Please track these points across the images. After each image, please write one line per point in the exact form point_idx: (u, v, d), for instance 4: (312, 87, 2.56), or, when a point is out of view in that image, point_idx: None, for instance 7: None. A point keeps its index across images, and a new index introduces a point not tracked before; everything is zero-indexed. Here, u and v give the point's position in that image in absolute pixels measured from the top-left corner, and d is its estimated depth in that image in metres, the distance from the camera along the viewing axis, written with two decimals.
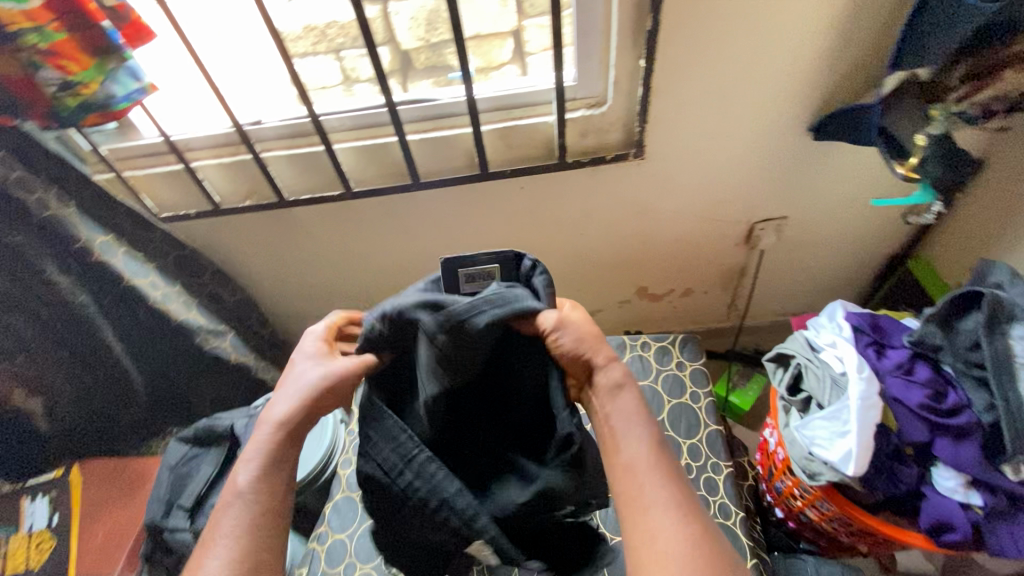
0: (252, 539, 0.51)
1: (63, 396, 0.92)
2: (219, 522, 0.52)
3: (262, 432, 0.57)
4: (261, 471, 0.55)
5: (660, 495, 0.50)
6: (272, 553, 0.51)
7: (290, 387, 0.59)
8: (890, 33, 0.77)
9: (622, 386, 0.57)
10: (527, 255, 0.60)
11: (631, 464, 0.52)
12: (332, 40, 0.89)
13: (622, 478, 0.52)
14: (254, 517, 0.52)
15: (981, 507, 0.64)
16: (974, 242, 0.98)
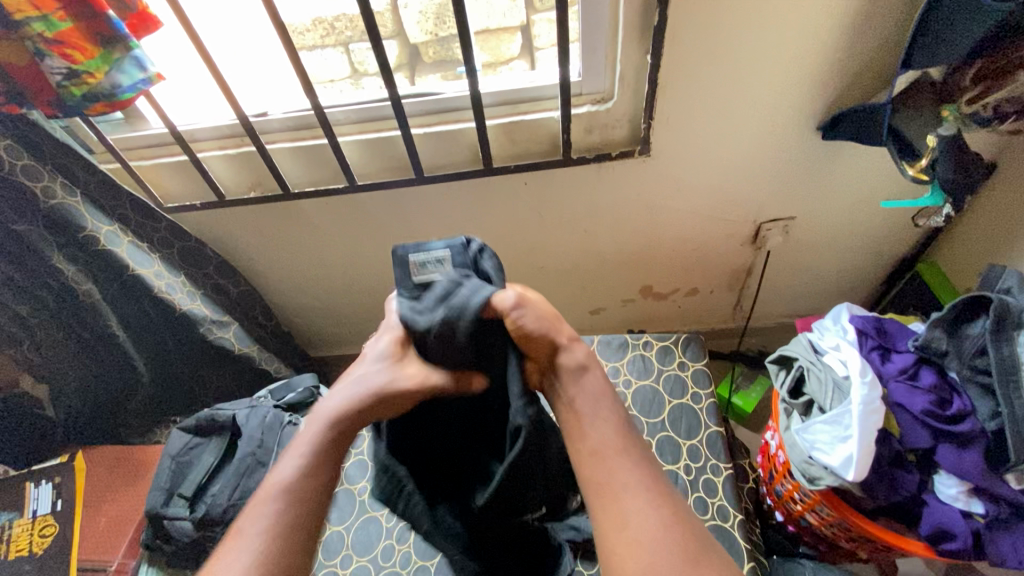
0: (276, 541, 0.52)
1: (66, 382, 0.99)
2: (254, 511, 0.54)
3: (314, 428, 0.59)
4: (305, 469, 0.56)
5: (630, 477, 0.54)
6: (305, 555, 0.53)
7: (356, 387, 0.62)
8: (903, 31, 0.75)
9: (586, 368, 0.62)
10: (474, 240, 0.68)
11: (598, 449, 0.56)
12: (341, 33, 0.95)
13: (589, 464, 0.56)
14: (292, 518, 0.53)
15: (982, 516, 0.63)
16: (987, 246, 0.96)
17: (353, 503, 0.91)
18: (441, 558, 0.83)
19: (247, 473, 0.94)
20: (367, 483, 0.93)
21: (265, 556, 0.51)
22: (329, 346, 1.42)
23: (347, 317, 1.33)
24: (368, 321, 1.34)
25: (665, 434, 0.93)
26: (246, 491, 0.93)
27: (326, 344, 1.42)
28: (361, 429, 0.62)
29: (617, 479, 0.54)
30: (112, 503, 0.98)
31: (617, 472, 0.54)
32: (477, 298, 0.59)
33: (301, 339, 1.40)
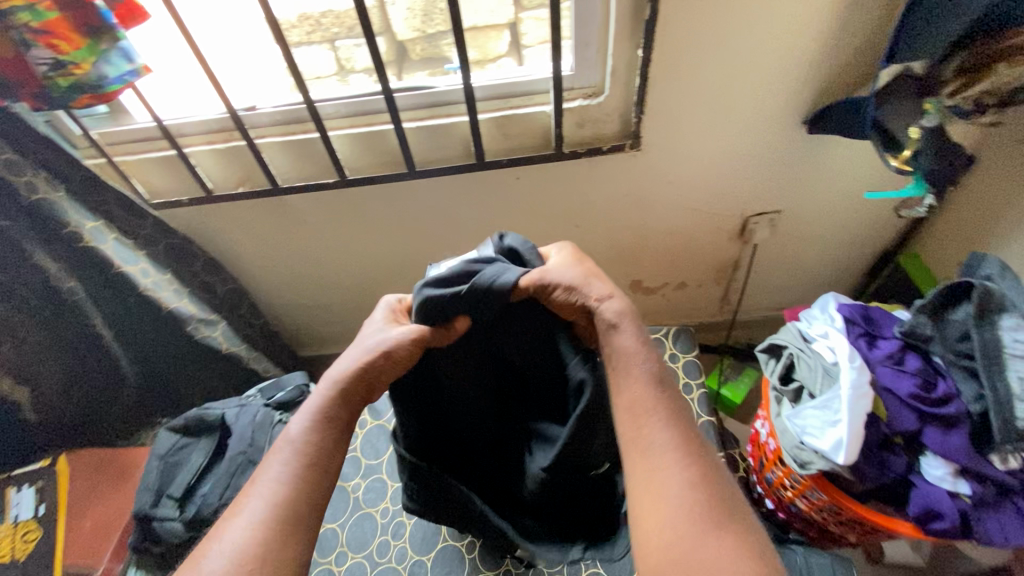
0: (289, 489, 0.55)
1: (48, 386, 0.96)
2: (267, 467, 0.57)
3: (320, 391, 0.61)
4: (314, 427, 0.59)
5: (662, 438, 0.54)
6: (309, 505, 0.55)
7: (356, 352, 0.63)
8: (886, 26, 0.77)
9: (617, 324, 0.60)
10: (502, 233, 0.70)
11: (634, 404, 0.57)
12: (326, 30, 0.95)
13: (625, 420, 0.57)
14: (299, 466, 0.57)
15: (969, 496, 0.65)
16: (965, 236, 0.99)
17: (346, 500, 0.90)
18: (437, 553, 0.83)
19: (239, 472, 0.93)
20: (360, 480, 0.92)
21: (279, 504, 0.54)
22: (318, 344, 1.41)
23: (336, 315, 1.32)
24: (358, 318, 1.33)
25: None
26: (237, 489, 0.91)
27: (314, 343, 1.41)
28: (369, 390, 0.63)
29: (650, 439, 0.55)
30: (97, 507, 0.95)
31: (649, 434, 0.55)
32: (503, 276, 0.60)
33: (289, 338, 1.38)
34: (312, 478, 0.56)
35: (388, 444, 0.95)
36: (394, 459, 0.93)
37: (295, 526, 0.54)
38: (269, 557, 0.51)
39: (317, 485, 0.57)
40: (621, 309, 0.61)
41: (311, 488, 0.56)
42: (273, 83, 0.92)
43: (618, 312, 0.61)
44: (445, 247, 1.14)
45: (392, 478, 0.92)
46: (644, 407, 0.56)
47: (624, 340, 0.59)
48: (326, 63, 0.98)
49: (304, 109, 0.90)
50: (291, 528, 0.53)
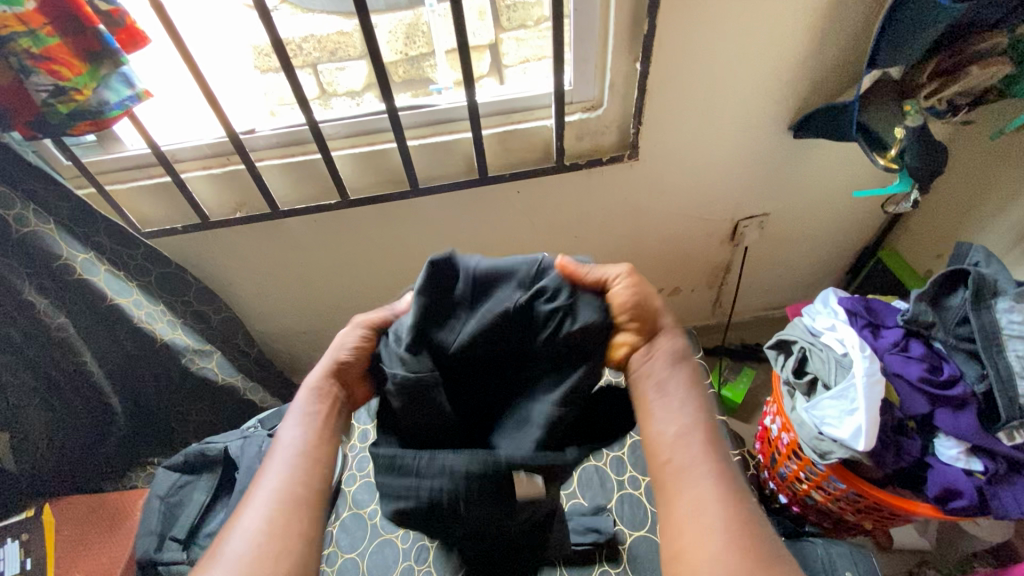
0: (288, 476, 0.55)
1: (33, 430, 0.89)
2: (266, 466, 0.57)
3: (300, 397, 0.62)
4: (305, 424, 0.60)
5: (698, 467, 0.55)
6: (305, 490, 0.56)
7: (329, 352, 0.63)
8: (864, 34, 0.82)
9: (672, 359, 0.61)
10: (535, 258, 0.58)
11: (674, 432, 0.57)
12: (308, 54, 0.99)
13: (664, 449, 0.57)
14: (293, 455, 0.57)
15: (982, 473, 0.68)
16: (944, 229, 1.05)
17: (364, 528, 0.87)
18: None
19: None
20: (377, 506, 0.90)
21: (282, 489, 0.54)
22: (312, 371, 1.37)
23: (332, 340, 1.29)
24: None
25: None
26: None
27: (308, 371, 1.37)
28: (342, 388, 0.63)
29: (691, 489, 0.54)
30: (89, 557, 0.89)
31: (688, 483, 0.54)
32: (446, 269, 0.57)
33: (282, 367, 1.34)
34: (303, 463, 0.57)
35: None
36: None
37: (299, 510, 0.54)
38: (275, 541, 0.51)
39: (318, 471, 0.57)
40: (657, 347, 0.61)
41: (311, 469, 0.57)
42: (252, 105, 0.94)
43: (663, 355, 0.61)
44: None
45: None
46: (687, 458, 0.55)
47: (653, 398, 0.59)
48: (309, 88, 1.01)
49: (305, 131, 0.90)
50: (298, 515, 0.54)
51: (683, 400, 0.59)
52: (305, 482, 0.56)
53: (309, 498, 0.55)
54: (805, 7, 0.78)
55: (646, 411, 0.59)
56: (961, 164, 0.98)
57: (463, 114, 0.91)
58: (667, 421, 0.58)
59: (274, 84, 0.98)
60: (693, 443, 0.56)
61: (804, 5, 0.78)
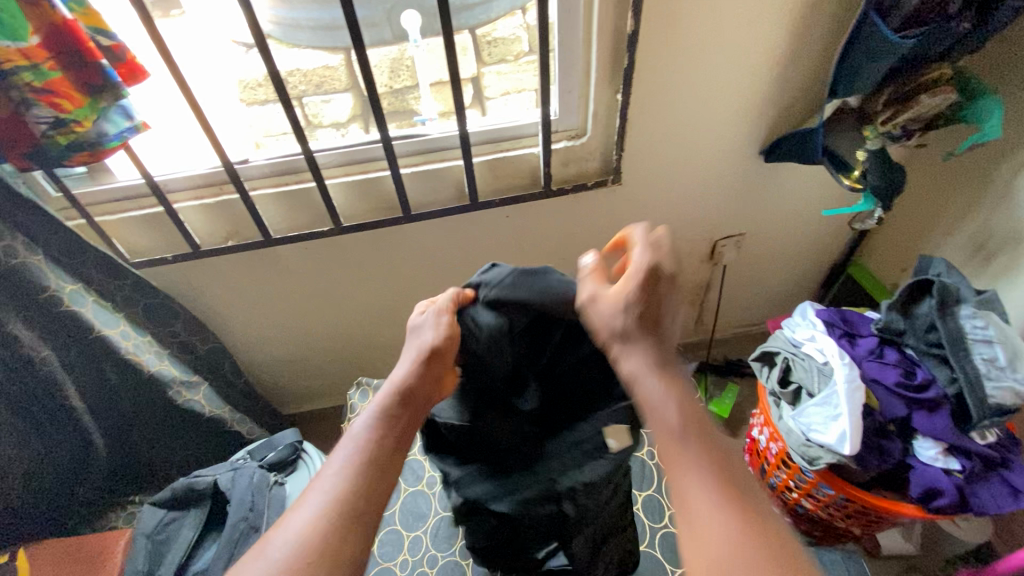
0: (357, 481, 0.50)
1: (10, 476, 0.84)
2: (332, 460, 0.52)
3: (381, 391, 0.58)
4: (380, 429, 0.54)
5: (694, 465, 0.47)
6: (366, 501, 0.50)
7: (410, 346, 0.61)
8: (823, 66, 0.90)
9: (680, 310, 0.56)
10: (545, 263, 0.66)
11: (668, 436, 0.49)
12: (295, 87, 1.01)
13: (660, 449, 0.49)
14: (370, 458, 0.52)
15: (961, 471, 0.72)
16: (907, 243, 1.12)
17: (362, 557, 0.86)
18: None
19: (241, 540, 0.86)
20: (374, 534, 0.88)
21: (346, 498, 0.49)
22: (299, 401, 1.36)
23: (321, 367, 1.28)
24: (342, 368, 1.30)
25: (665, 443, 0.96)
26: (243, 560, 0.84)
27: (296, 400, 1.36)
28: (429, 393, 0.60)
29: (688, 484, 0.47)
30: None
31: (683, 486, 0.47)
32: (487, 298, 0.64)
33: (268, 398, 1.32)
34: (358, 489, 0.50)
35: (398, 494, 0.93)
36: (407, 508, 0.91)
37: (358, 521, 0.48)
38: (331, 551, 0.46)
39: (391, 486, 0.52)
40: (639, 365, 0.51)
41: (365, 488, 0.50)
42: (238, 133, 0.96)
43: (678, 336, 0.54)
44: (437, 289, 1.15)
45: (408, 527, 0.89)
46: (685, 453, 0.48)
47: (644, 392, 0.51)
48: (280, 121, 1.00)
49: (300, 160, 0.92)
50: (357, 525, 0.48)
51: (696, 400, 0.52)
52: (369, 489, 0.50)
53: (368, 508, 0.50)
54: (770, 42, 0.85)
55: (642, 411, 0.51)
56: (916, 183, 1.06)
57: (454, 143, 0.94)
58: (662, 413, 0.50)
59: (262, 116, 0.99)
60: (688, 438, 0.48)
61: (769, 40, 0.85)
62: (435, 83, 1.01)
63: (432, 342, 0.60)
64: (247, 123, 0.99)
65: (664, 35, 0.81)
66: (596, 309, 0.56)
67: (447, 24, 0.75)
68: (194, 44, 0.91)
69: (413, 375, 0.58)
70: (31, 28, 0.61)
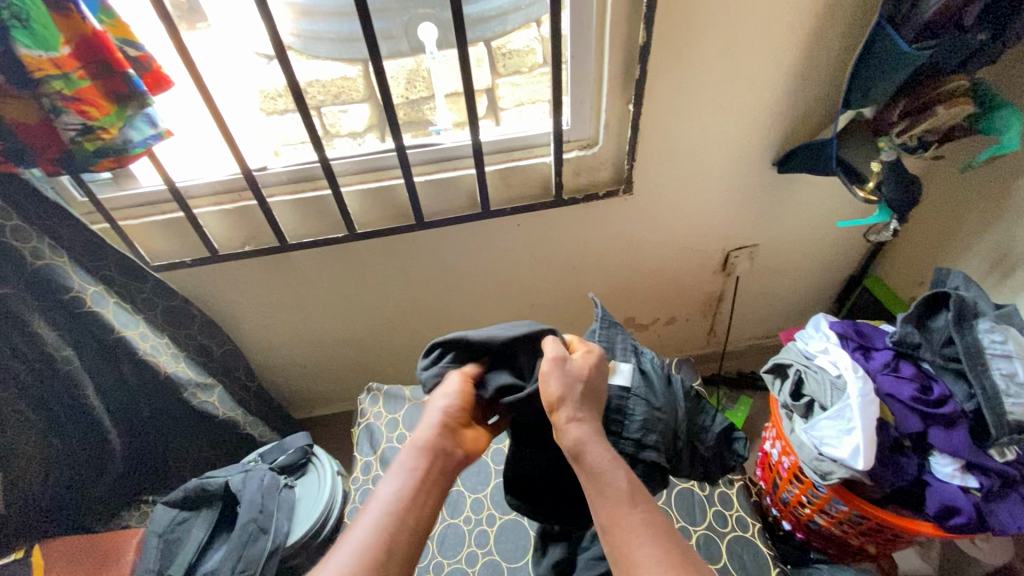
0: (387, 536, 0.53)
1: (27, 467, 0.84)
2: (363, 517, 0.54)
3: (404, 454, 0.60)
4: (405, 483, 0.57)
5: (635, 518, 0.53)
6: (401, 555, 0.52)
7: (434, 410, 0.64)
8: (838, 78, 0.89)
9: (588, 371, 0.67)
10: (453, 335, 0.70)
11: (613, 501, 0.55)
12: (314, 98, 1.03)
13: (604, 508, 0.55)
14: (401, 516, 0.54)
15: (979, 489, 0.70)
16: (924, 256, 1.11)
17: None
18: None
19: (250, 542, 0.87)
20: None
21: (375, 548, 0.51)
22: (311, 405, 1.38)
23: (333, 372, 1.30)
24: (353, 374, 1.31)
25: None
26: (250, 561, 0.85)
27: (307, 405, 1.38)
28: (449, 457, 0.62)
29: (633, 554, 0.51)
30: None
31: (631, 541, 0.52)
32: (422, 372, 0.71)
33: (281, 402, 1.34)
34: (392, 544, 0.52)
35: None
36: None
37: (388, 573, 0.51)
38: None
39: (412, 538, 0.54)
40: (586, 432, 0.60)
41: (399, 543, 0.53)
42: (256, 141, 0.99)
43: (581, 436, 0.60)
44: (448, 296, 1.16)
45: None
46: (630, 525, 0.53)
47: (592, 460, 0.58)
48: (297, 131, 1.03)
49: (317, 167, 0.94)
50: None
51: (619, 468, 0.58)
52: (393, 547, 0.52)
53: (392, 564, 0.51)
54: (783, 54, 0.85)
55: (598, 486, 0.57)
56: (934, 196, 1.05)
57: (466, 153, 0.96)
58: (611, 491, 0.56)
59: (282, 126, 1.02)
60: (637, 505, 0.55)
61: (781, 54, 0.85)
62: (450, 94, 1.03)
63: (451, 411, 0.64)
64: (267, 132, 1.01)
65: (675, 47, 0.82)
66: (559, 372, 0.64)
67: (461, 35, 0.77)
68: (218, 57, 0.95)
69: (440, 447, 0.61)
70: (62, 38, 0.63)
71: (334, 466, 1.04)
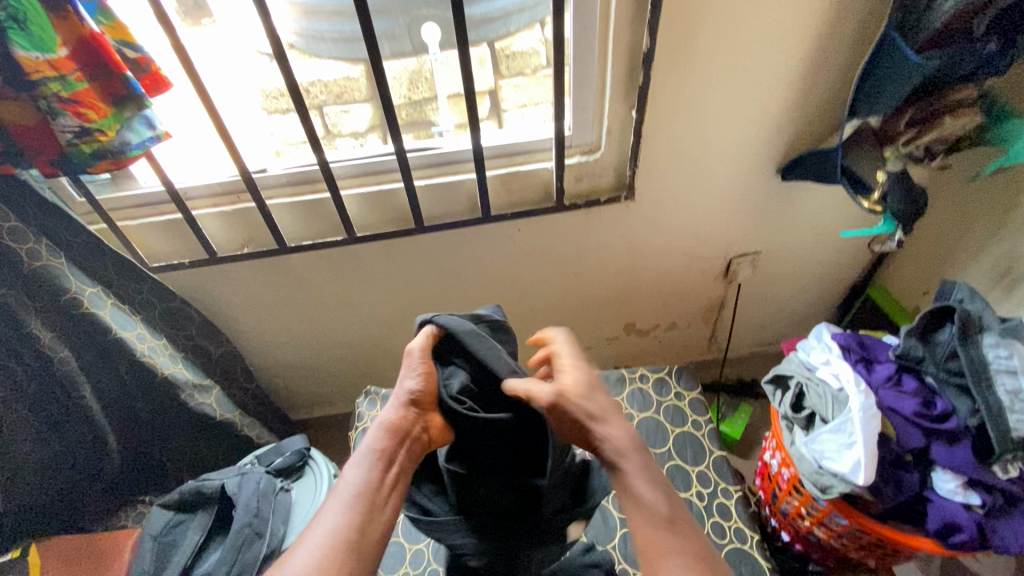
0: (356, 522, 0.52)
1: (25, 465, 0.84)
2: (328, 506, 0.54)
3: (367, 438, 0.60)
4: (373, 470, 0.57)
5: (672, 540, 0.52)
6: (374, 541, 0.52)
7: (396, 394, 0.64)
8: (844, 85, 0.88)
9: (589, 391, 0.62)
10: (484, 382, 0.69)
11: (652, 513, 0.53)
12: (315, 98, 1.02)
13: (643, 522, 0.53)
14: (365, 503, 0.54)
15: (981, 506, 0.70)
16: (928, 266, 1.10)
17: None
18: None
19: (244, 546, 0.86)
20: None
21: (342, 531, 0.51)
22: (309, 406, 1.37)
23: (331, 373, 1.29)
24: (351, 376, 1.30)
25: (674, 463, 0.95)
26: (245, 566, 0.85)
27: (305, 406, 1.37)
28: (414, 437, 0.62)
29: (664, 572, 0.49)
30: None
31: (662, 565, 0.50)
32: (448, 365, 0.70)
33: (279, 403, 1.34)
34: (363, 526, 0.52)
35: None
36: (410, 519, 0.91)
37: (362, 556, 0.51)
38: None
39: (385, 519, 0.54)
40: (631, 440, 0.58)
41: (373, 527, 0.53)
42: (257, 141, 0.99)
43: (621, 449, 0.58)
44: (447, 300, 1.15)
45: (410, 540, 0.89)
46: (665, 545, 0.51)
47: (630, 470, 0.56)
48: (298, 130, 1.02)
49: (316, 170, 0.93)
50: (356, 561, 0.50)
51: (654, 483, 0.55)
52: (365, 528, 0.52)
53: (365, 543, 0.52)
54: (789, 61, 0.84)
55: (630, 497, 0.55)
56: (939, 206, 1.04)
57: (467, 156, 0.95)
58: (647, 501, 0.54)
59: (283, 125, 1.01)
60: (671, 527, 0.52)
61: (787, 62, 0.84)
62: (453, 95, 1.02)
63: (412, 396, 0.64)
64: (268, 131, 1.00)
65: (679, 54, 0.81)
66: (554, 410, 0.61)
67: (463, 38, 0.76)
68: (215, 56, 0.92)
69: (402, 426, 0.61)
70: (59, 41, 0.63)
71: (331, 469, 1.04)
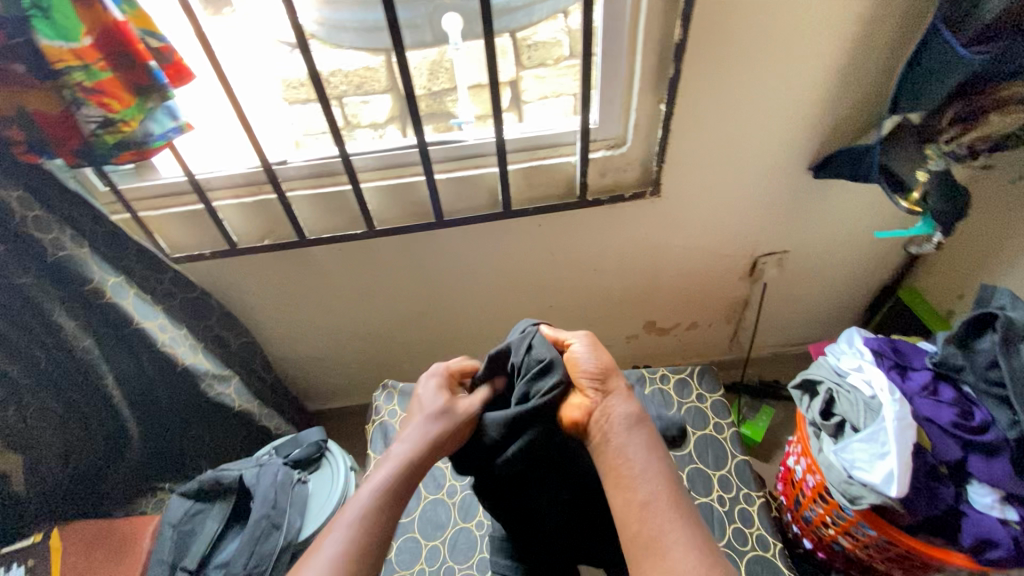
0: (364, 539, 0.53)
1: (47, 453, 0.83)
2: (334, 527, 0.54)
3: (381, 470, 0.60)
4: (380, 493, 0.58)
5: (665, 517, 0.52)
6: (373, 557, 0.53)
7: (415, 426, 0.65)
8: (885, 80, 0.84)
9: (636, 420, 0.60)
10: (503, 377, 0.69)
11: (644, 499, 0.53)
12: (336, 87, 1.01)
13: (629, 511, 0.53)
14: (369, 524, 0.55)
15: (1018, 522, 0.67)
16: (964, 269, 1.06)
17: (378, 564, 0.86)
18: None
19: (262, 538, 0.87)
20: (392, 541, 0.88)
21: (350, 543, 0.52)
22: (326, 398, 1.38)
23: (348, 365, 1.29)
24: (368, 368, 1.30)
25: (694, 467, 0.93)
26: (262, 557, 0.85)
27: (322, 397, 1.38)
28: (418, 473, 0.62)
29: (669, 557, 0.49)
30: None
31: (660, 555, 0.49)
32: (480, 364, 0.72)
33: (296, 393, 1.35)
34: (366, 548, 0.53)
35: (418, 500, 0.92)
36: (426, 516, 0.91)
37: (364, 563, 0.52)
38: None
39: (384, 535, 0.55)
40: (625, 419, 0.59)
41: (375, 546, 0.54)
42: (278, 132, 0.98)
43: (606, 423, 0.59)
44: (465, 295, 1.14)
45: (426, 536, 0.88)
46: (659, 517, 0.52)
47: (619, 450, 0.57)
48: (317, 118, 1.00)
49: (337, 163, 0.92)
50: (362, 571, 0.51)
51: (646, 461, 0.56)
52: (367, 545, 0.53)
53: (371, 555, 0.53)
54: (828, 53, 0.81)
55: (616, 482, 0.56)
56: (979, 207, 0.99)
57: (489, 149, 0.92)
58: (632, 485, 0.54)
59: (304, 115, 1.00)
60: (654, 509, 0.52)
61: (826, 55, 0.81)
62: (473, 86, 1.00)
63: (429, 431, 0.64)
64: (289, 122, 1.00)
65: (712, 46, 0.78)
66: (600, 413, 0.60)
67: (489, 27, 0.74)
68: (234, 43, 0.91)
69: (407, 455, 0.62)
70: (83, 27, 0.62)
71: (348, 461, 1.04)
